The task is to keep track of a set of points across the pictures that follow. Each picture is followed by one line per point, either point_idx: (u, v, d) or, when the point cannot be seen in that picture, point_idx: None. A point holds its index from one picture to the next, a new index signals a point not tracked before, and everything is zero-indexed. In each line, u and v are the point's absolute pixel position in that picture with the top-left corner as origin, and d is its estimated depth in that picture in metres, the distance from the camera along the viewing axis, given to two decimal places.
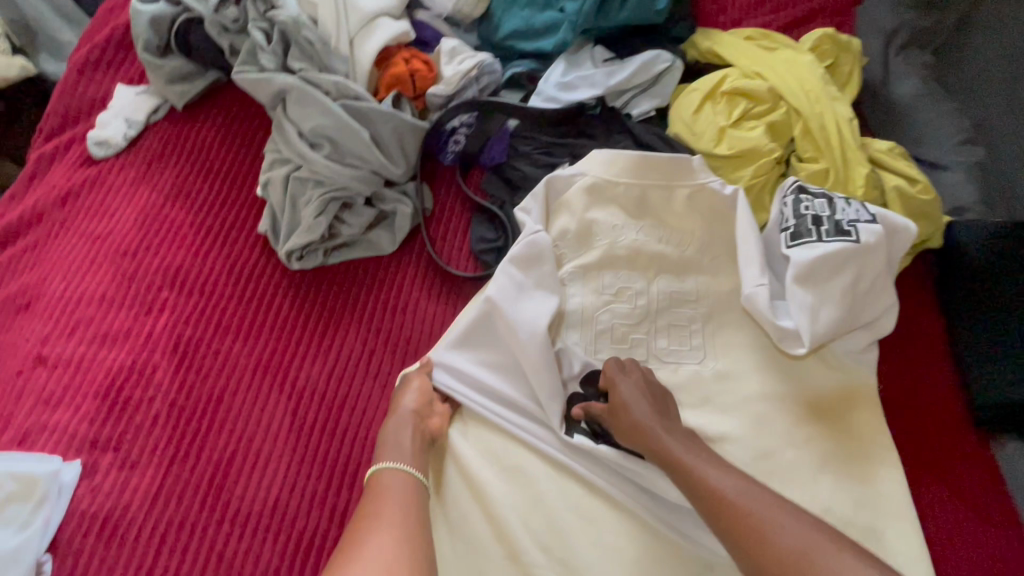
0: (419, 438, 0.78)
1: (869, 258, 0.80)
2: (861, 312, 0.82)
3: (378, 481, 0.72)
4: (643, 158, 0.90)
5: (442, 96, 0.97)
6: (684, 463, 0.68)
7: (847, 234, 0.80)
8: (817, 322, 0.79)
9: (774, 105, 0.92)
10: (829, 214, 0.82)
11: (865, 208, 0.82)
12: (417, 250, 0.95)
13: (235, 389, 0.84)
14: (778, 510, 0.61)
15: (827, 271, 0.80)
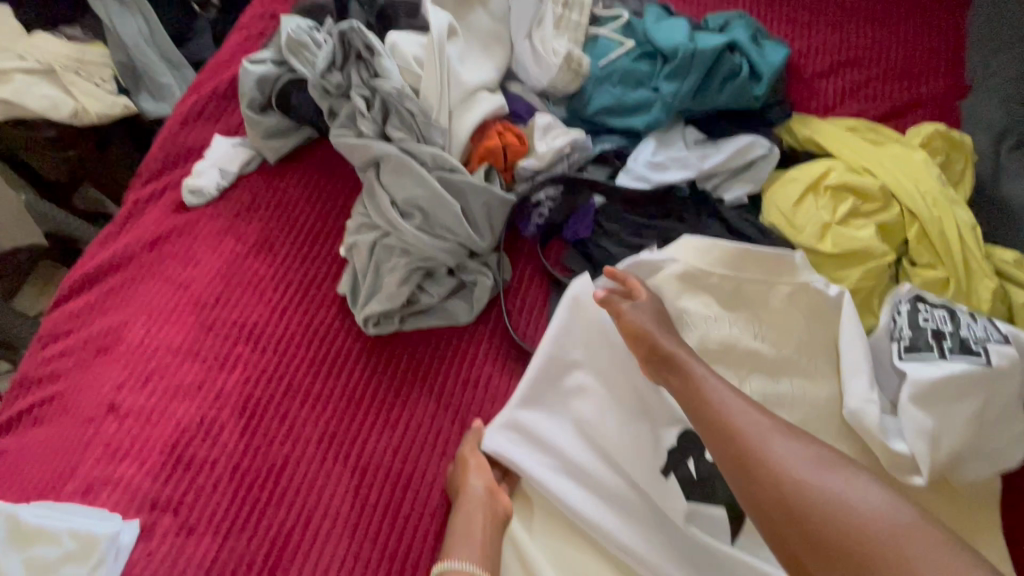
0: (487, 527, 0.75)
1: (1002, 384, 0.72)
2: (987, 442, 0.74)
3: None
4: (743, 251, 0.84)
5: (531, 170, 0.96)
6: (689, 370, 0.75)
7: (975, 354, 0.73)
8: (938, 449, 0.71)
9: (887, 204, 0.86)
10: (951, 328, 0.75)
11: (994, 326, 0.75)
12: (493, 322, 0.93)
13: (299, 457, 0.81)
14: (778, 427, 0.66)
15: (950, 394, 0.72)
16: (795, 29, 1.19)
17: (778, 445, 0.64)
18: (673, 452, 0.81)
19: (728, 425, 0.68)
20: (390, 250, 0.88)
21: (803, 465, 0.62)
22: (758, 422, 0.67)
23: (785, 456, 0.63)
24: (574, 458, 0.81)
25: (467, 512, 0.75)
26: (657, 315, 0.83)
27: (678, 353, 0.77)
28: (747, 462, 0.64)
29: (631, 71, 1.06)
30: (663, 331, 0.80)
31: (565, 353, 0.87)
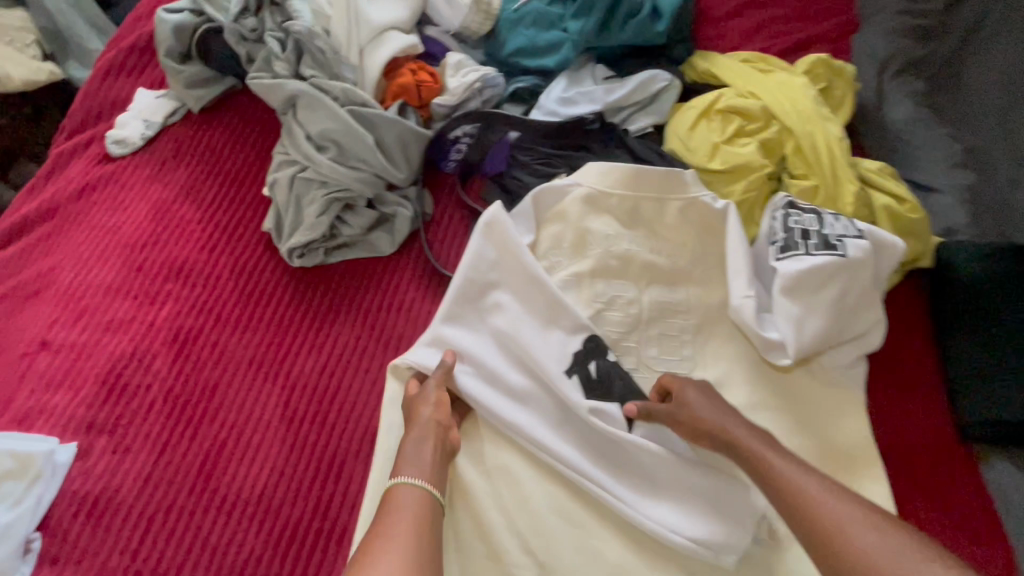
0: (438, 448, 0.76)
1: (855, 272, 0.81)
2: (847, 326, 0.84)
3: (396, 494, 0.71)
4: (638, 172, 0.92)
5: (446, 107, 1.01)
6: (758, 456, 0.71)
7: (835, 248, 0.82)
8: (803, 333, 0.81)
9: (768, 123, 0.94)
10: (818, 228, 0.84)
11: (854, 224, 0.84)
12: (416, 252, 0.99)
13: (230, 379, 0.86)
14: (847, 507, 0.63)
15: (814, 284, 0.81)
16: None
17: (860, 530, 0.60)
18: (579, 355, 0.88)
19: (804, 504, 0.65)
20: (309, 183, 0.92)
21: (890, 560, 0.58)
22: (831, 505, 0.64)
23: (871, 551, 0.59)
24: (494, 370, 0.87)
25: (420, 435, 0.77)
26: (711, 393, 0.80)
27: (735, 432, 0.74)
28: (828, 547, 0.61)
29: (542, 13, 1.10)
30: (713, 413, 0.77)
31: (487, 277, 0.92)
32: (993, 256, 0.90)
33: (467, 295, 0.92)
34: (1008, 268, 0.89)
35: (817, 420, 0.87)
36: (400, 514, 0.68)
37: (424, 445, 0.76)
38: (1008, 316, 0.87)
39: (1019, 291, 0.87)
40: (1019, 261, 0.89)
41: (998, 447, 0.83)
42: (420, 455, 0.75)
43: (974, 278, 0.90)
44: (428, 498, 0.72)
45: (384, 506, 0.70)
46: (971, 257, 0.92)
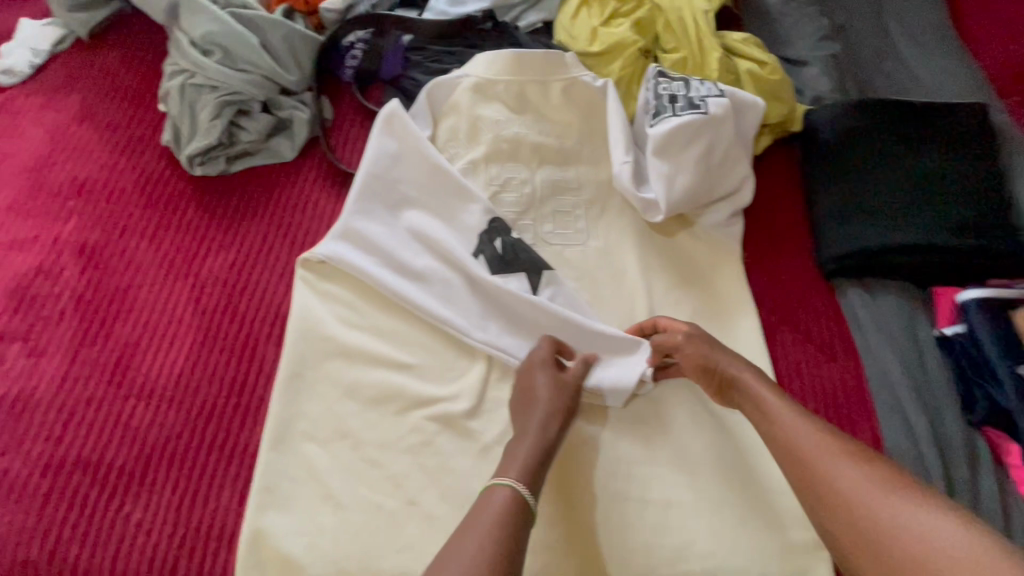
0: (533, 452, 0.72)
1: (717, 129, 0.88)
2: (714, 183, 0.92)
3: (486, 499, 0.68)
4: (519, 57, 0.97)
5: (335, 12, 1.04)
6: (744, 384, 0.75)
7: (698, 108, 0.88)
8: (672, 189, 0.88)
9: (639, 4, 1.00)
10: (684, 92, 0.90)
11: (716, 87, 0.91)
12: (318, 156, 1.01)
13: (141, 283, 0.89)
14: (828, 442, 0.66)
15: (680, 142, 0.88)
16: None
17: (839, 467, 0.63)
18: (481, 235, 0.93)
19: (781, 437, 0.69)
20: (198, 89, 0.94)
21: (866, 492, 0.61)
22: (808, 436, 0.67)
23: (850, 484, 0.62)
24: (400, 257, 0.91)
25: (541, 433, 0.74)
26: (707, 340, 0.80)
27: (725, 367, 0.77)
28: (809, 474, 0.65)
29: None
30: (720, 360, 0.78)
31: (391, 174, 0.96)
32: (848, 113, 0.99)
33: (372, 189, 0.94)
34: (854, 121, 0.99)
35: (702, 274, 0.94)
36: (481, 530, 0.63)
37: (523, 446, 0.73)
38: (856, 161, 0.96)
39: (863, 140, 0.97)
40: (864, 116, 0.99)
41: (855, 278, 0.92)
42: (518, 456, 0.72)
43: (828, 133, 0.99)
44: (518, 510, 0.67)
45: (471, 514, 0.66)
46: (828, 115, 1.00)
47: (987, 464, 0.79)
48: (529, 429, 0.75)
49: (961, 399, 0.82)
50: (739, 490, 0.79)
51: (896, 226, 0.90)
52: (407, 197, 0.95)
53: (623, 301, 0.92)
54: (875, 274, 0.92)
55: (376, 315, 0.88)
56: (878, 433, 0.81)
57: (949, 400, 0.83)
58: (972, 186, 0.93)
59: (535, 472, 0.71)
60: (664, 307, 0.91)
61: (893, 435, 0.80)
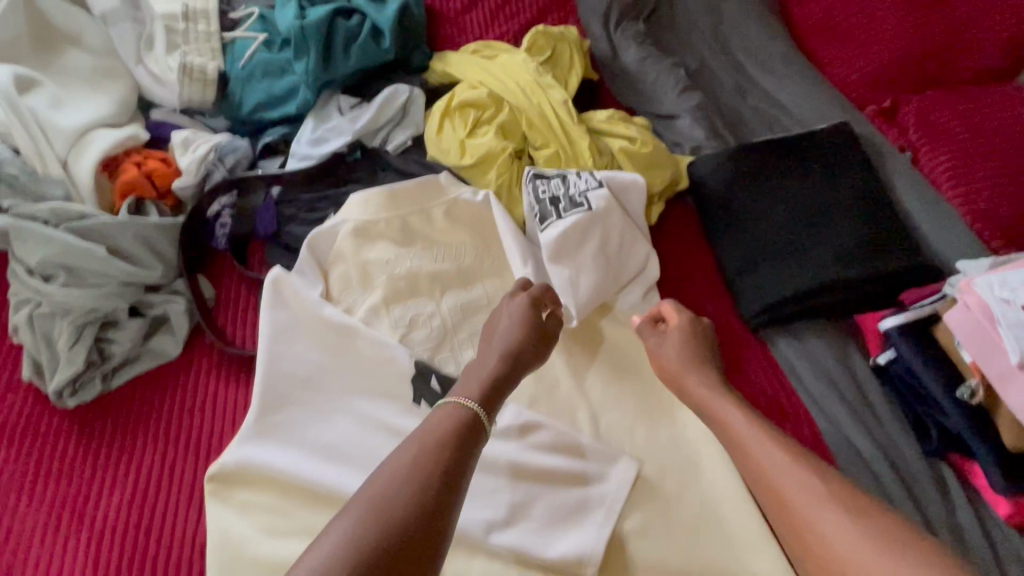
0: (492, 372, 0.71)
1: (601, 215, 0.89)
2: (620, 270, 0.91)
3: (434, 414, 0.64)
4: (391, 191, 0.93)
5: (190, 187, 0.96)
6: (739, 437, 0.72)
7: (581, 205, 0.89)
8: (578, 292, 0.87)
9: (498, 107, 0.99)
10: (564, 191, 0.90)
11: (593, 176, 0.91)
12: (207, 346, 0.92)
13: (24, 555, 0.77)
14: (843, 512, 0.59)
15: (572, 243, 0.88)
16: None
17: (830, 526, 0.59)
18: (414, 378, 0.87)
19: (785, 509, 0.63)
20: (50, 317, 0.84)
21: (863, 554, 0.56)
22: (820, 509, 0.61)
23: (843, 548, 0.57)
24: (323, 441, 0.83)
25: (506, 356, 0.73)
26: (693, 327, 0.86)
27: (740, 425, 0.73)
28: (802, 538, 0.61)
29: (271, 62, 1.08)
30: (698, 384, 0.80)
31: (287, 348, 0.88)
32: (729, 161, 0.99)
33: (277, 372, 0.86)
34: (735, 167, 0.99)
35: (636, 360, 0.91)
36: (421, 436, 0.59)
37: (486, 364, 0.72)
38: (749, 208, 0.97)
39: (748, 184, 0.98)
40: (742, 159, 0.99)
41: (784, 326, 0.91)
42: (476, 386, 0.68)
43: (714, 185, 0.99)
44: (470, 425, 0.62)
45: (419, 426, 0.61)
46: (710, 165, 1.00)
47: (957, 492, 0.78)
48: (492, 352, 0.74)
49: (913, 428, 0.82)
50: None
51: (806, 267, 0.90)
52: (313, 368, 0.87)
53: (566, 412, 0.86)
54: (803, 318, 0.90)
55: (300, 511, 0.79)
56: None
57: (904, 434, 0.82)
58: (862, 207, 0.95)
59: (490, 399, 0.67)
60: (607, 407, 0.87)
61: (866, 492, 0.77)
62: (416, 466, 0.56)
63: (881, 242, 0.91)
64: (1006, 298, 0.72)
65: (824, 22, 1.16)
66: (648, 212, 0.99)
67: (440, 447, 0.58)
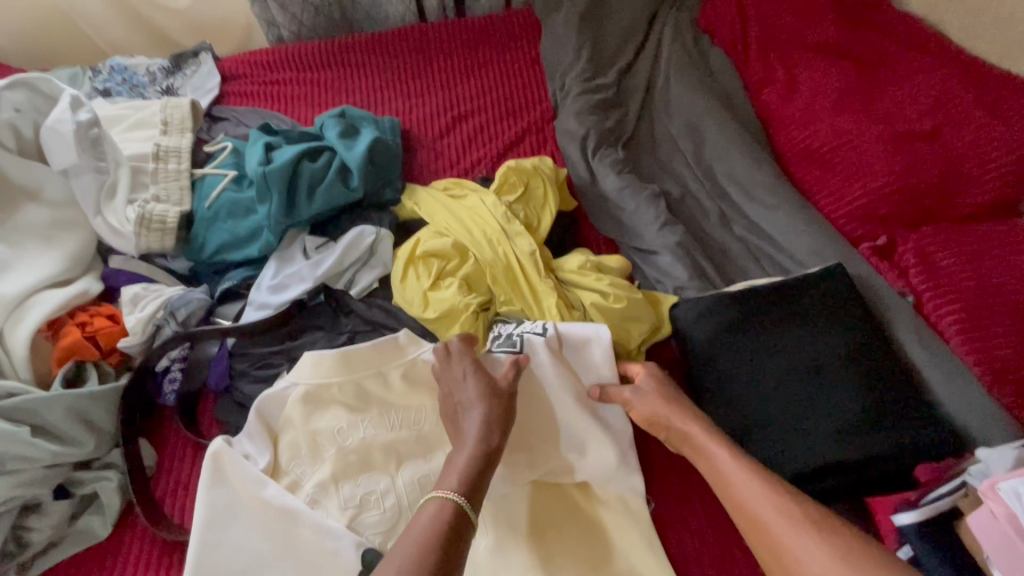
0: (473, 457, 0.72)
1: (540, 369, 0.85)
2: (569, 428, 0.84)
3: (418, 517, 0.66)
4: (345, 353, 0.86)
5: (136, 346, 0.91)
6: (743, 503, 0.69)
7: (514, 344, 0.85)
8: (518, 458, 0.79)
9: (463, 257, 0.94)
10: (510, 329, 0.88)
11: (546, 322, 0.88)
12: (137, 529, 0.83)
13: None
14: (827, 555, 0.61)
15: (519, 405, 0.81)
16: (407, 116, 1.33)
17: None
18: None
19: (770, 551, 0.65)
20: None
21: None
22: (805, 544, 0.63)
23: None
24: None
25: (481, 435, 0.74)
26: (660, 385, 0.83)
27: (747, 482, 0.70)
28: None
29: (237, 202, 1.06)
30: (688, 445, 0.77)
31: (226, 536, 0.79)
32: (714, 311, 0.92)
33: (210, 569, 0.77)
34: (722, 319, 0.91)
35: (614, 546, 0.80)
36: (415, 538, 0.63)
37: (461, 454, 0.73)
38: (737, 366, 0.88)
39: (735, 338, 0.90)
40: (727, 309, 0.92)
41: None
42: (455, 473, 0.70)
43: (698, 338, 0.91)
44: (450, 520, 0.65)
45: (404, 531, 0.65)
46: (693, 314, 0.92)
47: None
48: (466, 434, 0.75)
49: None
50: None
51: (804, 442, 0.81)
52: (250, 561, 0.78)
53: None
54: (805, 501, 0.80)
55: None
56: None
57: None
58: (863, 361, 0.86)
59: (473, 489, 0.69)
60: None
61: None
62: (411, 564, 0.60)
63: (886, 407, 0.82)
64: None
65: (809, 152, 1.12)
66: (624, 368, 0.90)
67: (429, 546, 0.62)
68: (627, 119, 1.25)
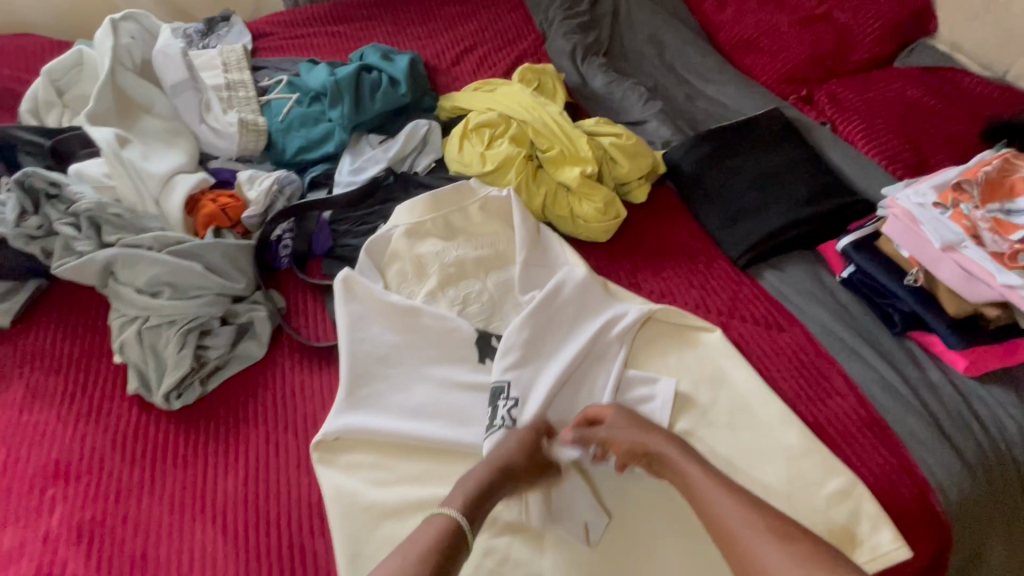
0: (475, 489, 0.78)
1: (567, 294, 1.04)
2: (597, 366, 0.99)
3: (422, 528, 0.74)
4: (433, 196, 1.13)
5: (257, 216, 1.12)
6: (705, 495, 0.77)
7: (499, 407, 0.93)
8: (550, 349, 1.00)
9: (508, 124, 1.22)
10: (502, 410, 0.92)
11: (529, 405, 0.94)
12: (287, 343, 1.05)
13: (157, 539, 0.85)
14: (789, 560, 0.68)
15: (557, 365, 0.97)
16: (422, 53, 1.60)
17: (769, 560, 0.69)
18: (476, 341, 1.02)
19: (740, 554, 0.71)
20: (157, 330, 0.98)
21: None
22: (764, 546, 0.70)
23: None
24: (409, 402, 0.96)
25: (479, 476, 0.79)
26: (642, 457, 0.84)
27: (692, 471, 0.79)
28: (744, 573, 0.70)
29: (306, 114, 1.28)
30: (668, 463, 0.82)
31: (365, 333, 1.02)
32: (694, 147, 1.25)
33: (358, 353, 1.00)
34: (700, 151, 1.24)
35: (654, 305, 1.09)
36: (410, 555, 0.70)
37: (476, 473, 0.80)
38: (716, 181, 1.21)
39: (711, 162, 1.23)
40: (703, 145, 1.25)
41: (764, 263, 1.13)
42: (461, 495, 0.78)
43: (687, 168, 1.24)
44: (454, 539, 0.73)
45: (407, 539, 0.72)
46: (680, 152, 1.26)
47: (926, 359, 0.97)
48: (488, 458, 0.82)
49: (882, 318, 1.02)
50: (767, 471, 0.88)
51: (774, 216, 1.14)
52: (387, 347, 1.01)
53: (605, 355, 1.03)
54: (778, 252, 1.13)
55: (402, 464, 0.92)
56: (843, 371, 0.97)
57: (875, 323, 1.02)
58: (804, 165, 1.20)
59: (473, 509, 0.76)
60: (643, 346, 1.03)
61: (854, 369, 0.97)
62: (407, 574, 0.67)
63: (825, 189, 1.16)
64: (920, 203, 0.96)
65: (742, 41, 1.49)
66: (636, 193, 1.22)
67: (425, 555, 0.70)
68: (603, 36, 1.58)
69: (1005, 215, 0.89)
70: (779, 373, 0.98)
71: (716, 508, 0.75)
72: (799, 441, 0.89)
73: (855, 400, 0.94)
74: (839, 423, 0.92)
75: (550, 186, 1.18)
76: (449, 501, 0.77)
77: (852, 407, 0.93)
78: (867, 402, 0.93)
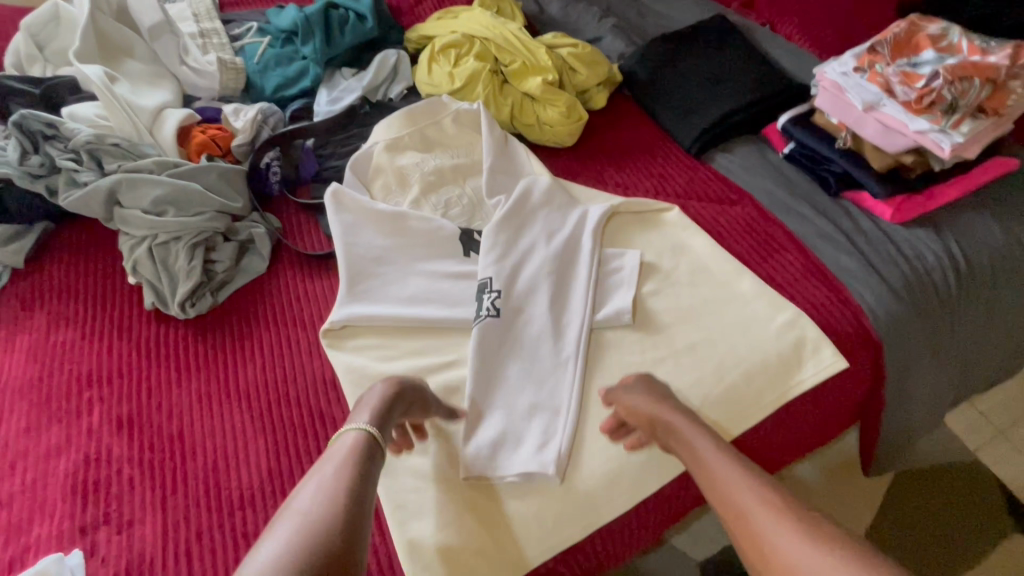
0: (381, 403, 0.79)
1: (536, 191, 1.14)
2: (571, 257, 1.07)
3: (337, 445, 0.74)
4: (409, 113, 1.22)
5: (245, 145, 1.20)
6: (708, 472, 0.77)
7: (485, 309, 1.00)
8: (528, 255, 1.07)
9: (472, 44, 1.30)
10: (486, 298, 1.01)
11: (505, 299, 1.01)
12: (287, 256, 1.14)
13: (192, 422, 0.94)
14: (791, 532, 0.67)
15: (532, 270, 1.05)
16: None
17: (772, 533, 0.68)
18: (461, 237, 1.12)
19: (749, 535, 0.70)
20: (166, 247, 1.06)
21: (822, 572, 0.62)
22: (764, 519, 0.69)
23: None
24: (404, 292, 1.06)
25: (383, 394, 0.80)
26: (648, 425, 0.83)
27: (703, 446, 0.79)
28: (749, 549, 0.70)
29: (280, 54, 1.35)
30: (688, 428, 0.81)
31: (359, 237, 1.11)
32: (646, 56, 1.35)
33: (354, 253, 1.09)
34: (651, 58, 1.35)
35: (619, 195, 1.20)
36: (330, 476, 0.68)
37: (376, 392, 0.81)
38: (668, 83, 1.31)
39: (662, 66, 1.33)
40: (653, 51, 1.35)
41: (713, 152, 1.25)
42: (366, 412, 0.78)
43: (641, 73, 1.34)
44: (370, 454, 0.73)
45: (320, 466, 0.71)
46: (633, 61, 1.36)
47: (858, 213, 1.10)
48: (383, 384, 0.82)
49: (819, 182, 1.14)
50: (729, 317, 1.00)
51: (722, 106, 1.25)
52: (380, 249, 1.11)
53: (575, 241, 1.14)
54: (724, 139, 1.25)
55: (404, 342, 1.02)
56: (787, 230, 1.10)
57: (813, 189, 1.15)
58: (746, 60, 1.31)
59: (383, 424, 0.77)
60: (610, 229, 1.13)
61: (795, 227, 1.10)
62: (327, 507, 0.64)
63: (765, 79, 1.27)
64: (843, 72, 1.08)
65: None
66: (596, 99, 1.32)
67: (347, 469, 0.69)
68: None
69: (911, 67, 1.01)
70: (733, 239, 1.10)
71: (720, 486, 0.75)
72: (752, 289, 1.02)
73: (798, 252, 1.06)
74: (785, 272, 1.05)
75: (516, 98, 1.27)
76: (358, 416, 0.78)
77: (796, 259, 1.06)
78: (810, 253, 1.06)
